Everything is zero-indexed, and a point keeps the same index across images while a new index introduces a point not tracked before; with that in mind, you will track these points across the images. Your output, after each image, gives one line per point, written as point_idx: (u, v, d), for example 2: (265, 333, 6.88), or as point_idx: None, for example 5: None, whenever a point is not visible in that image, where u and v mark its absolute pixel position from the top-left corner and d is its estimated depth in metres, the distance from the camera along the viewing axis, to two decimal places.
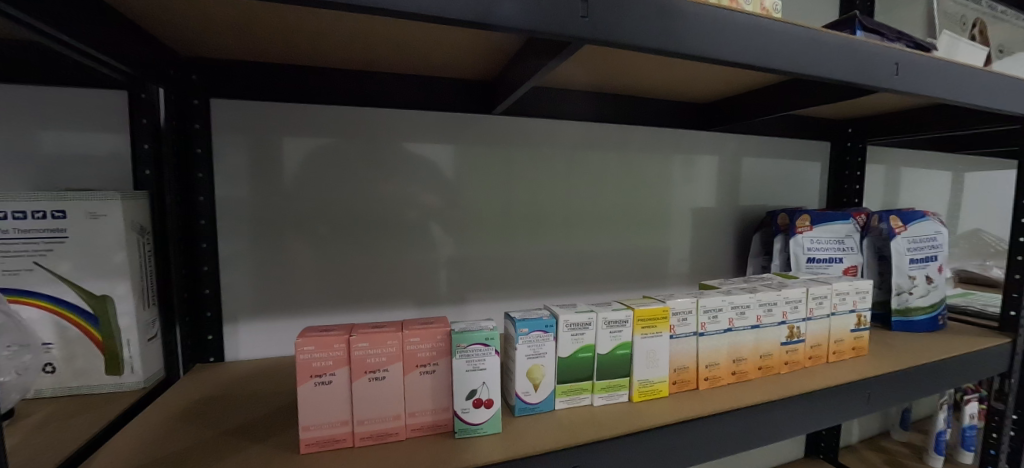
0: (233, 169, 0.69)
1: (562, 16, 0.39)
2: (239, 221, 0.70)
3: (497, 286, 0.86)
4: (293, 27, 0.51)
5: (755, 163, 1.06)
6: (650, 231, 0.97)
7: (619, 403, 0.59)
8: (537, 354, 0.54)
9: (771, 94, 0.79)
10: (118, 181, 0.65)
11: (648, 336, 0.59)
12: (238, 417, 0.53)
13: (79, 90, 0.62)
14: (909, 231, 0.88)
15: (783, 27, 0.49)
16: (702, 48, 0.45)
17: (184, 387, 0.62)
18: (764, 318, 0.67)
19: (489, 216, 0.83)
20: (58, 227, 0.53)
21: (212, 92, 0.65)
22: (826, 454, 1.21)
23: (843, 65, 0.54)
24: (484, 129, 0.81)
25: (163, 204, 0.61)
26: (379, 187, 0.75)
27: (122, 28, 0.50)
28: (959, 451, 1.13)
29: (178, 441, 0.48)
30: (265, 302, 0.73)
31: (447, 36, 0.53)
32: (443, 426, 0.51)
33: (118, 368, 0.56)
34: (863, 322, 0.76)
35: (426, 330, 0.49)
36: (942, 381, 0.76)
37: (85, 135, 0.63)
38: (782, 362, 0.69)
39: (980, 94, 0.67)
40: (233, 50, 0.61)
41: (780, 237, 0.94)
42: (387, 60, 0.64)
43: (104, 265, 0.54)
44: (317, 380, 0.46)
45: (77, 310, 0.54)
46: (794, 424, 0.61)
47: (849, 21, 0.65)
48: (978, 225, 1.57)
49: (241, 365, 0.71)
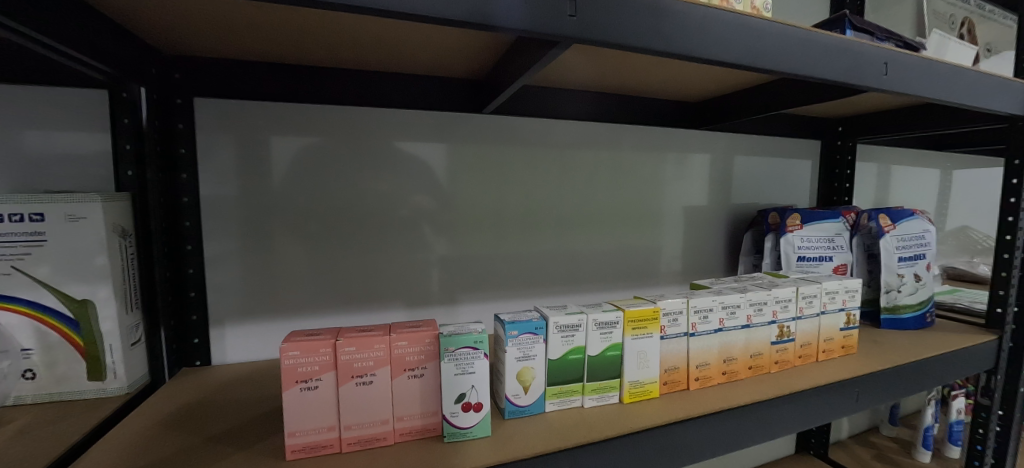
0: (219, 169, 0.68)
1: (550, 15, 0.38)
2: (226, 222, 0.69)
3: (488, 286, 0.85)
4: (274, 23, 0.49)
5: (747, 161, 1.07)
6: (641, 230, 0.97)
7: (609, 404, 0.58)
8: (527, 356, 0.54)
9: (762, 93, 0.78)
10: (102, 181, 0.63)
11: (638, 337, 0.59)
12: (224, 423, 0.52)
13: (61, 90, 0.61)
14: (898, 229, 0.88)
15: (774, 27, 0.49)
16: (690, 48, 0.45)
17: (170, 391, 0.61)
18: (754, 317, 0.67)
19: (480, 217, 0.82)
20: (36, 230, 0.51)
21: (195, 91, 0.63)
22: (817, 451, 1.22)
23: (832, 65, 0.54)
24: (476, 128, 0.80)
25: (145, 206, 0.59)
26: (368, 186, 0.74)
27: (100, 26, 0.48)
28: (947, 446, 1.15)
29: (162, 448, 0.47)
30: (252, 304, 0.72)
31: (434, 34, 0.53)
32: (432, 430, 0.50)
33: (100, 373, 0.55)
34: (852, 321, 0.76)
35: (414, 333, 0.48)
36: (930, 378, 0.77)
37: (69, 135, 0.62)
38: (772, 361, 0.69)
39: (969, 94, 0.67)
40: (217, 48, 0.59)
41: (771, 236, 0.94)
42: (374, 58, 0.63)
43: (84, 269, 0.53)
44: (303, 385, 0.45)
45: (57, 314, 0.53)
46: (784, 424, 0.61)
47: (840, 20, 0.65)
48: (966, 222, 1.59)
49: (229, 369, 0.70)
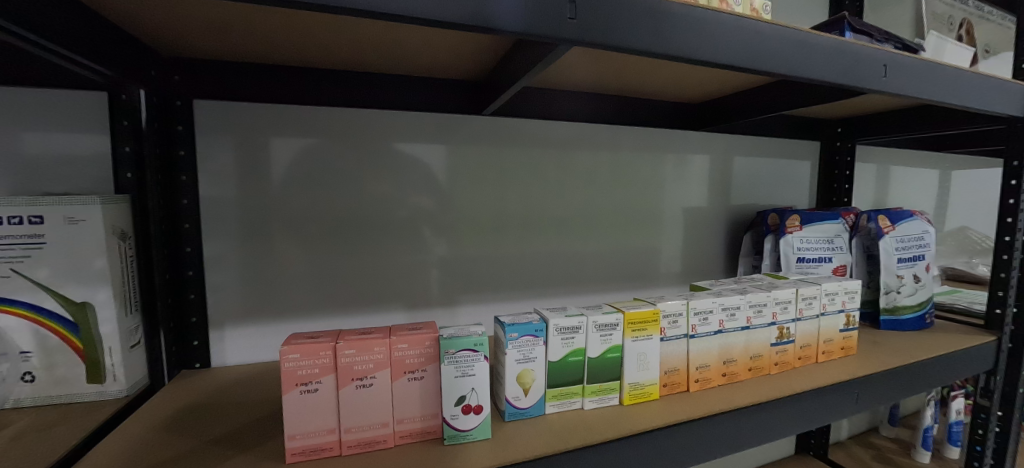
0: (218, 171, 0.67)
1: (550, 18, 0.38)
2: (225, 224, 0.69)
3: (488, 288, 0.85)
4: (273, 26, 0.49)
5: (746, 162, 1.07)
6: (641, 231, 0.97)
7: (609, 406, 0.58)
8: (527, 359, 0.53)
9: (761, 95, 0.79)
10: (102, 183, 0.63)
11: (639, 339, 0.59)
12: (223, 426, 0.52)
13: (60, 91, 0.61)
14: (898, 230, 0.89)
15: (773, 30, 0.49)
16: (690, 50, 0.45)
17: (169, 394, 0.61)
18: (754, 319, 0.67)
19: (480, 219, 0.82)
20: (35, 233, 0.51)
21: (195, 93, 0.64)
22: (817, 451, 1.22)
23: (831, 66, 0.54)
24: (475, 129, 0.80)
25: (145, 208, 0.59)
26: (368, 187, 0.74)
27: (100, 28, 0.48)
28: (946, 446, 1.15)
29: (161, 451, 0.47)
30: (251, 307, 0.72)
31: (434, 36, 0.53)
32: (432, 432, 0.50)
33: (99, 376, 0.55)
34: (852, 322, 0.76)
35: (414, 336, 0.48)
36: (930, 380, 0.77)
37: (68, 137, 0.62)
38: (772, 363, 0.69)
39: (967, 96, 0.67)
40: (217, 50, 0.59)
41: (771, 237, 0.94)
42: (374, 60, 0.63)
43: (84, 272, 0.53)
44: (303, 388, 0.45)
45: (56, 317, 0.53)
46: (784, 426, 0.61)
47: (839, 23, 0.65)
48: (964, 223, 1.59)
49: (228, 372, 0.70)
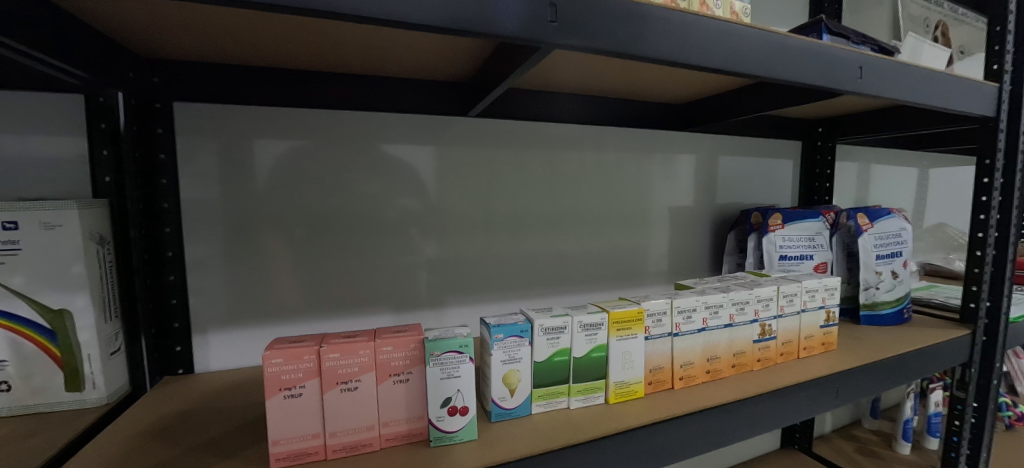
0: (201, 173, 0.67)
1: (531, 20, 0.38)
2: (208, 228, 0.68)
3: (476, 288, 0.85)
4: (257, 27, 0.49)
5: (730, 162, 1.08)
6: (628, 230, 0.98)
7: (595, 404, 0.59)
8: (513, 359, 0.54)
9: (743, 96, 0.80)
10: (80, 186, 0.62)
11: (623, 338, 0.60)
12: (207, 433, 0.52)
13: (37, 94, 0.59)
14: (876, 228, 0.91)
15: (751, 32, 0.50)
16: (671, 53, 0.46)
17: (151, 401, 0.60)
18: (737, 316, 0.68)
19: (467, 220, 0.83)
20: (9, 239, 0.50)
21: (175, 96, 0.63)
22: (801, 445, 1.24)
23: (809, 68, 0.55)
24: (462, 130, 0.80)
25: (123, 212, 0.58)
26: (353, 188, 0.74)
27: (76, 30, 0.47)
28: (926, 438, 1.18)
29: (144, 457, 0.46)
30: (235, 311, 0.71)
31: (418, 39, 0.53)
32: (418, 434, 0.50)
33: (78, 384, 0.54)
34: (831, 318, 0.78)
35: (399, 338, 0.48)
36: (907, 373, 0.79)
37: (44, 140, 0.60)
38: (755, 359, 0.71)
39: (942, 95, 0.69)
40: (199, 51, 0.59)
41: (754, 235, 0.97)
42: (359, 61, 0.63)
43: (61, 278, 0.52)
44: (287, 393, 0.45)
45: (32, 324, 0.52)
46: (767, 421, 0.63)
47: (816, 25, 0.67)
48: (943, 219, 1.64)
49: (213, 377, 0.69)
